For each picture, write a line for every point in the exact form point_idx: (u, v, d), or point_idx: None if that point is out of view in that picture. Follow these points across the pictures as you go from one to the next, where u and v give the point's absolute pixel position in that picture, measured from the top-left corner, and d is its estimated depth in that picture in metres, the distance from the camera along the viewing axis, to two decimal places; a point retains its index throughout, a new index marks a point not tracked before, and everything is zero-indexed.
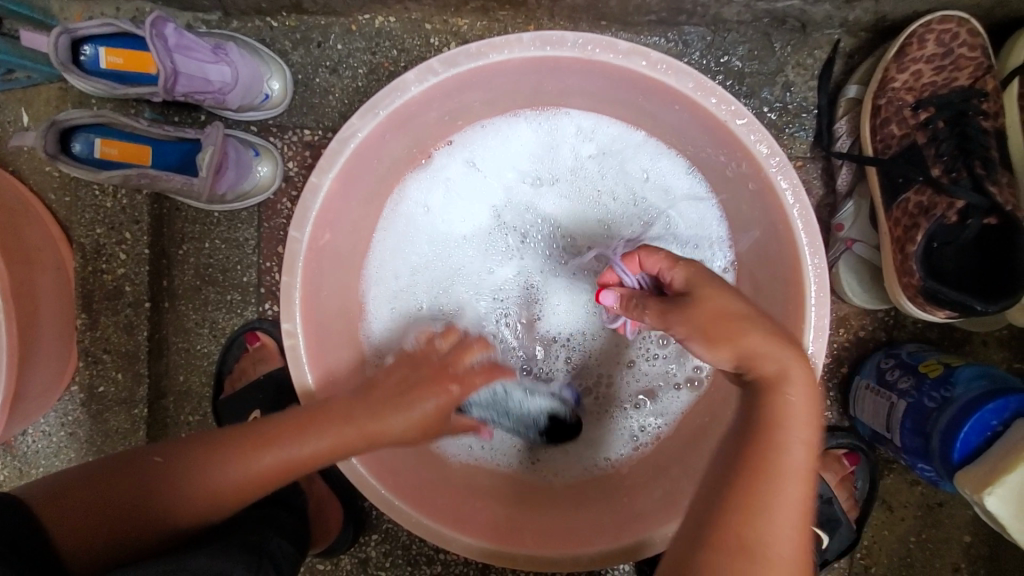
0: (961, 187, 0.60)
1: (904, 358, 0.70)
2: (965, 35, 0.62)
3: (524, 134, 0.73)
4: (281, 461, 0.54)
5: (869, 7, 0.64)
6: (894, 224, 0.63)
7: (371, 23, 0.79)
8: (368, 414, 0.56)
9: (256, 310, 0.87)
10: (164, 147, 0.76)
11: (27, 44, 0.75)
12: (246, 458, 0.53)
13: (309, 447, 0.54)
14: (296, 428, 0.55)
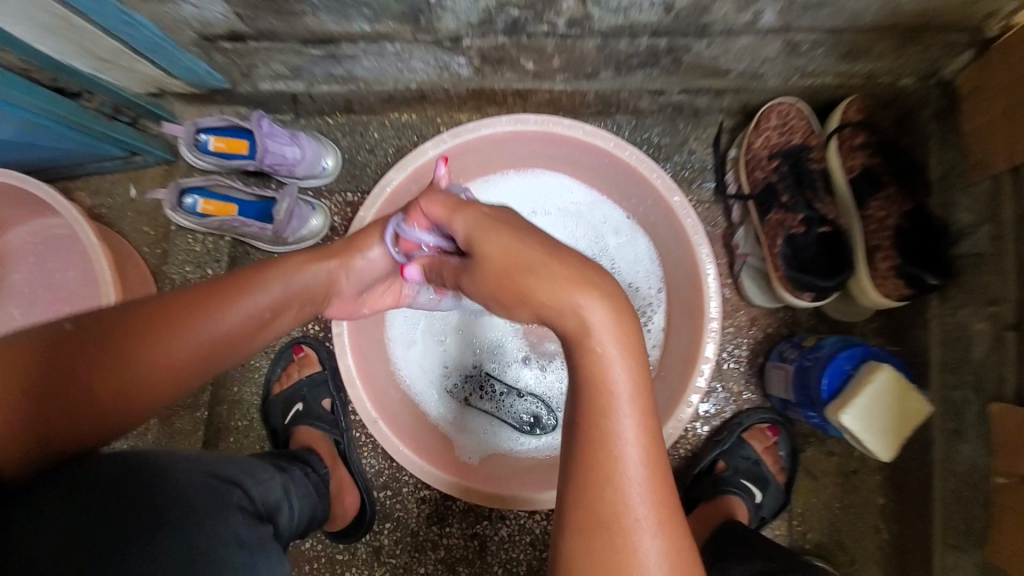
0: (799, 206, 0.91)
1: (795, 341, 0.95)
2: (795, 112, 0.94)
3: (514, 184, 1.03)
4: (233, 310, 0.61)
5: (733, 98, 0.98)
6: (768, 235, 0.91)
7: (399, 118, 1.12)
8: (291, 271, 0.66)
9: (301, 329, 1.09)
10: (248, 204, 1.04)
11: (169, 131, 1.02)
12: (197, 310, 0.59)
13: (259, 297, 0.63)
14: (231, 286, 0.62)
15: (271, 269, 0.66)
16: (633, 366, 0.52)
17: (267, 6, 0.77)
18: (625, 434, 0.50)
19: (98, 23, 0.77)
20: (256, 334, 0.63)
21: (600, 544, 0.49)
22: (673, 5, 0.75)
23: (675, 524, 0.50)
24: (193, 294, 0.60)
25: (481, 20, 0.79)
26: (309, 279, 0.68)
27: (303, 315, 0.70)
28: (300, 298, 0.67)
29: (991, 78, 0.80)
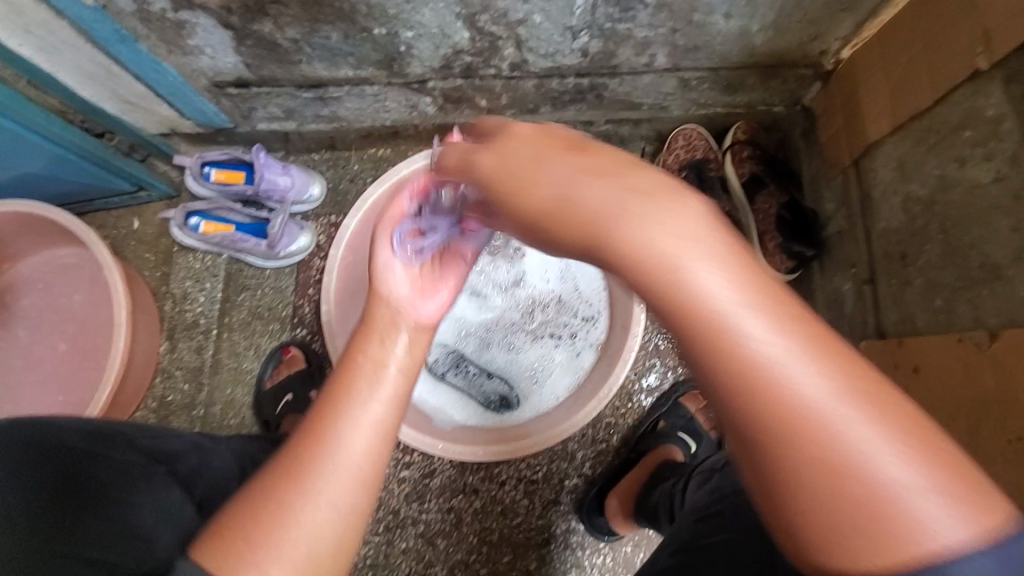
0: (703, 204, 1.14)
1: None
2: (694, 134, 1.19)
3: None
4: (348, 389, 0.57)
5: (649, 126, 1.22)
6: None
7: (376, 153, 1.32)
8: (365, 337, 0.64)
9: (290, 334, 1.25)
10: (244, 225, 1.21)
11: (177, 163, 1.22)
12: (322, 411, 0.56)
13: (389, 380, 0.59)
14: (334, 384, 0.59)
15: (351, 348, 0.63)
16: (737, 270, 0.42)
17: (271, 56, 0.97)
18: (789, 376, 0.40)
19: (132, 70, 0.96)
20: (378, 385, 0.58)
21: (840, 494, 0.39)
22: (588, 50, 0.98)
23: (911, 428, 0.40)
24: (323, 399, 0.57)
25: (442, 65, 1.01)
26: (390, 329, 0.66)
27: (416, 353, 0.65)
28: (383, 338, 0.64)
29: (832, 99, 1.06)
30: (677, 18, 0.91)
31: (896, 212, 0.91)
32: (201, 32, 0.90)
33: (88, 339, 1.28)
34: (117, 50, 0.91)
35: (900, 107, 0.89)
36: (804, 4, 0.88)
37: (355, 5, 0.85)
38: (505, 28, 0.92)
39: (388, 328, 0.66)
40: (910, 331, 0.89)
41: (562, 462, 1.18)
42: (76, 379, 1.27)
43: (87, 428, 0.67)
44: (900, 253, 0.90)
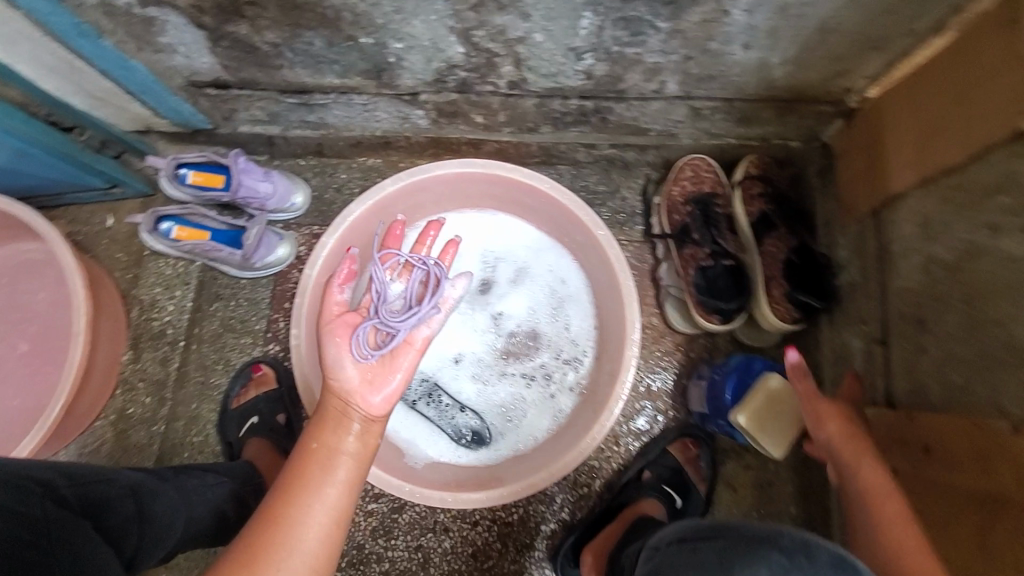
0: (705, 241, 1.07)
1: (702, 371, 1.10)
2: (701, 165, 1.11)
3: (468, 218, 1.16)
4: (307, 475, 0.65)
5: (655, 153, 1.15)
6: (684, 264, 1.07)
7: (366, 162, 1.25)
8: (321, 424, 0.70)
9: (263, 350, 1.19)
10: (221, 233, 1.13)
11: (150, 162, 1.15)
12: (281, 497, 0.63)
13: (342, 469, 0.67)
14: (293, 470, 0.65)
15: (307, 434, 0.70)
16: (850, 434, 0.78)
17: (250, 59, 0.90)
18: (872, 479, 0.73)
19: (95, 64, 0.88)
20: (333, 475, 0.66)
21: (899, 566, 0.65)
22: (593, 73, 0.91)
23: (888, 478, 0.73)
24: (282, 485, 0.64)
25: (435, 78, 0.94)
26: (343, 418, 0.71)
27: (367, 441, 0.71)
28: (341, 427, 0.70)
29: (853, 141, 0.98)
30: (691, 45, 0.83)
31: (916, 272, 0.84)
32: (173, 30, 0.83)
33: (49, 340, 1.22)
34: (78, 44, 0.83)
35: (927, 160, 0.81)
36: (831, 38, 0.80)
37: (339, 11, 0.77)
38: (504, 45, 0.84)
39: (345, 419, 0.71)
40: (922, 404, 0.82)
41: (540, 505, 1.11)
42: (35, 382, 1.20)
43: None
44: (917, 318, 0.83)
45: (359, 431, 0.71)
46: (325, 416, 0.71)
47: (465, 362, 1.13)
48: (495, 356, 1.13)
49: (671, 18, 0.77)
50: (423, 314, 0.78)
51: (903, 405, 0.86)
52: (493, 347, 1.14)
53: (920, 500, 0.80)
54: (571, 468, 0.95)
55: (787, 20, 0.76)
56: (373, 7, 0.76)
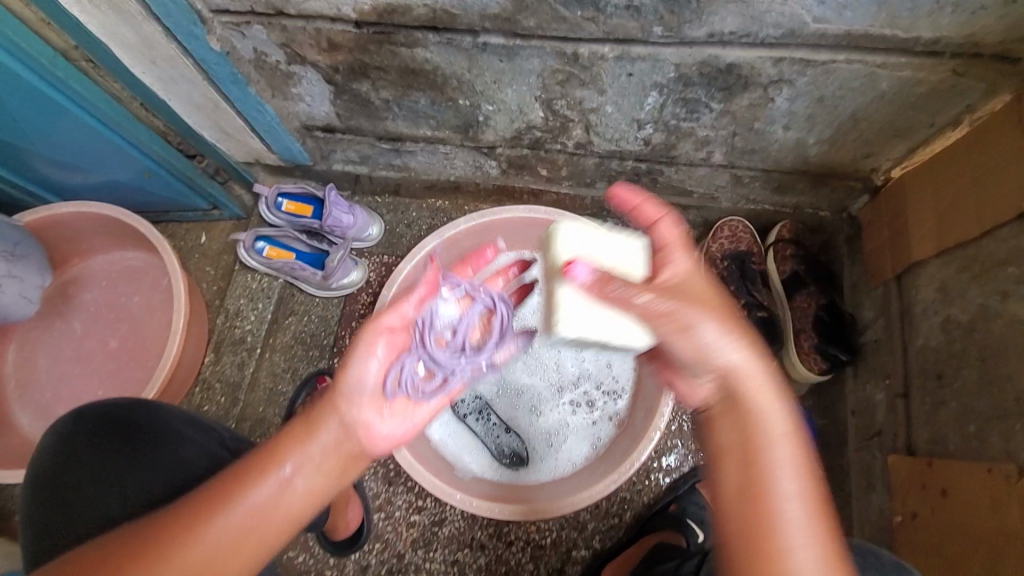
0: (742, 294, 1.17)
1: None
2: (740, 225, 1.23)
3: None
4: (255, 491, 0.65)
5: (697, 213, 1.28)
6: None
7: (435, 204, 1.40)
8: (300, 444, 0.68)
9: (327, 363, 1.31)
10: (305, 255, 1.30)
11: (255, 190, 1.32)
12: (225, 496, 0.65)
13: (287, 490, 0.67)
14: (248, 472, 0.66)
15: (285, 438, 0.69)
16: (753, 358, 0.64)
17: (362, 111, 1.07)
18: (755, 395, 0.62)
19: (236, 106, 1.06)
20: (280, 503, 0.66)
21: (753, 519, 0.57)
22: (651, 140, 1.05)
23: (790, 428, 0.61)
24: (225, 479, 0.66)
25: (513, 136, 1.10)
26: (318, 447, 0.69)
27: (333, 476, 0.70)
28: (313, 459, 0.68)
29: (879, 213, 1.10)
30: (739, 123, 0.97)
31: (935, 331, 0.93)
32: (306, 83, 1.00)
33: (137, 339, 1.36)
34: (229, 89, 1.01)
35: (945, 234, 0.93)
36: (861, 124, 0.94)
37: (447, 78, 0.94)
38: (578, 113, 1.00)
39: (326, 448, 0.69)
40: (941, 452, 0.89)
41: (572, 531, 1.17)
42: (119, 376, 1.33)
43: (189, 416, 0.86)
44: (936, 373, 0.92)
45: (326, 463, 0.69)
46: (304, 430, 0.69)
47: (512, 383, 1.22)
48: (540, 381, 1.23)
49: (723, 101, 0.92)
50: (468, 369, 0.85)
51: (923, 453, 0.93)
52: (538, 373, 1.23)
53: (937, 544, 0.85)
54: (609, 491, 1.04)
55: (823, 108, 0.91)
56: (476, 76, 0.92)
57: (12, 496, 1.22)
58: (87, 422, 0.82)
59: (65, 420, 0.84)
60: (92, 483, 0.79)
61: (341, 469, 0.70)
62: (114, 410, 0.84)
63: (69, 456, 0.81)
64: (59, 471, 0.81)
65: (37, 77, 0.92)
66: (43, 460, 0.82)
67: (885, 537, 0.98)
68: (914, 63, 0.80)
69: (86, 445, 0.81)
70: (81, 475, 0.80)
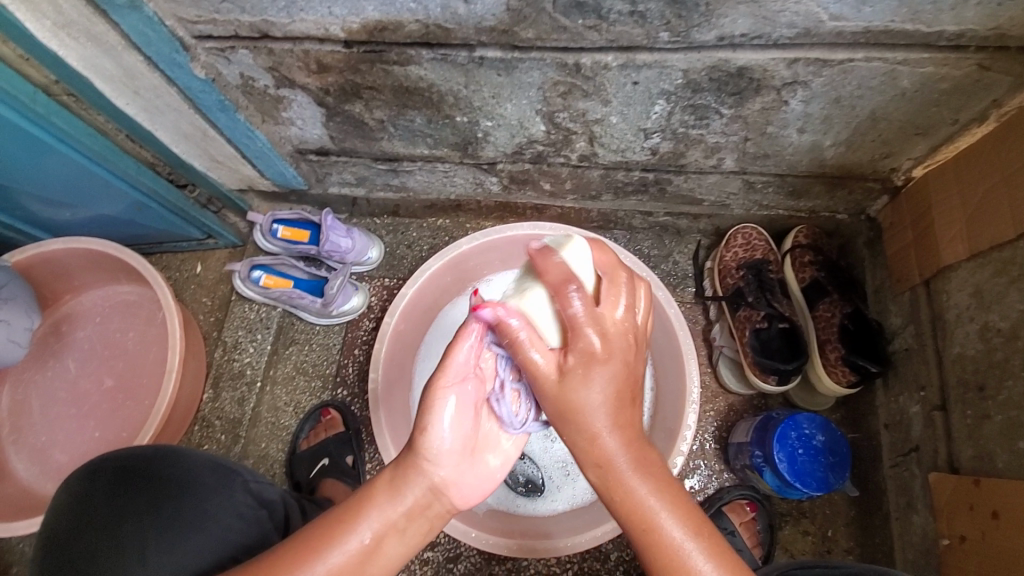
0: (762, 304, 1.12)
1: (752, 426, 1.07)
2: (753, 233, 1.19)
3: None
4: (331, 554, 0.59)
5: (708, 222, 1.23)
6: (740, 325, 1.13)
7: (436, 223, 1.36)
8: (382, 498, 0.63)
9: (332, 394, 1.26)
10: (303, 282, 1.26)
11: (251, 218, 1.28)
12: (301, 556, 0.58)
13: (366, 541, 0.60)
14: (323, 535, 0.60)
15: (372, 493, 0.63)
16: (620, 421, 0.61)
17: (356, 133, 1.03)
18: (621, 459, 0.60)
19: (225, 133, 1.03)
20: (361, 573, 0.59)
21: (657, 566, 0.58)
22: (658, 150, 1.00)
23: (666, 482, 0.60)
24: (316, 526, 0.61)
25: (514, 151, 1.05)
26: (406, 494, 0.63)
27: (415, 543, 0.64)
28: (397, 523, 0.62)
29: (901, 215, 1.05)
30: (752, 128, 0.92)
31: (973, 339, 0.88)
32: (296, 107, 0.96)
33: (134, 376, 1.31)
34: (217, 117, 0.98)
35: (976, 236, 0.88)
36: (881, 124, 0.90)
37: (443, 95, 0.90)
38: (582, 125, 0.95)
39: (411, 512, 0.63)
40: (988, 470, 0.83)
41: (595, 562, 1.12)
42: (116, 415, 1.28)
43: (209, 462, 0.81)
44: (977, 385, 0.87)
45: (419, 528, 0.64)
46: (392, 475, 0.64)
47: None
48: None
49: (734, 106, 0.87)
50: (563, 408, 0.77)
51: (968, 470, 0.87)
52: None
53: (988, 568, 0.80)
54: None
55: (840, 109, 0.86)
56: (474, 92, 0.88)
57: (11, 548, 1.17)
58: (103, 477, 0.77)
59: (74, 480, 0.78)
60: (106, 546, 0.72)
61: (425, 533, 0.65)
62: (133, 461, 0.78)
63: (82, 518, 0.74)
64: (68, 538, 0.73)
65: (18, 116, 0.88)
66: (53, 523, 0.75)
67: (931, 560, 0.92)
68: (937, 58, 0.76)
69: (100, 504, 0.75)
70: (94, 538, 0.73)
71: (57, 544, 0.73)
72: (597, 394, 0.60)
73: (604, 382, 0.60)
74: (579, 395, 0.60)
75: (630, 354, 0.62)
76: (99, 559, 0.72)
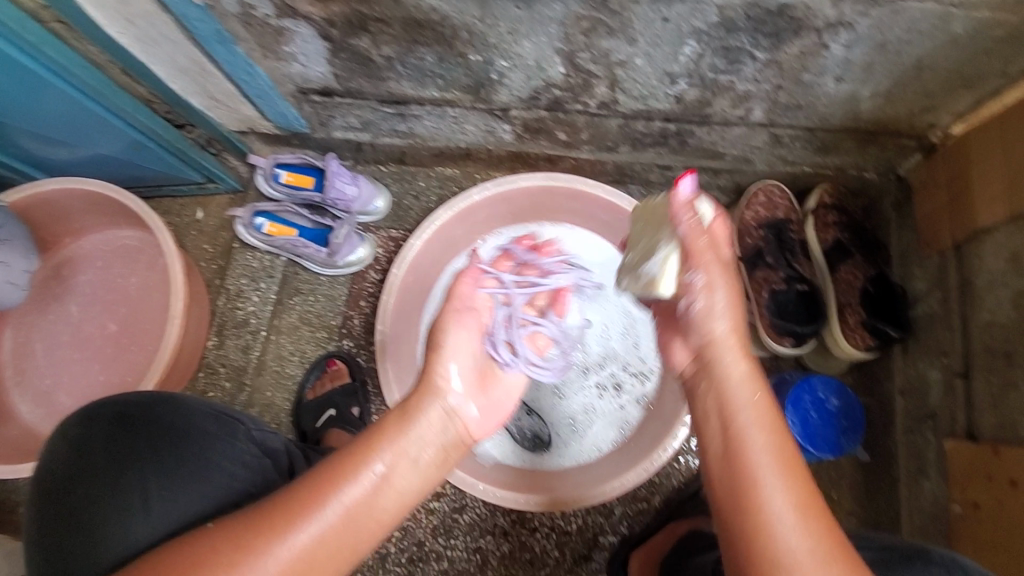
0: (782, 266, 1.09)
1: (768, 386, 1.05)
2: (776, 191, 1.13)
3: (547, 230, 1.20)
4: (347, 488, 0.59)
5: (729, 178, 1.18)
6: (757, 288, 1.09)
7: (444, 172, 1.31)
8: (397, 433, 0.64)
9: (337, 345, 1.25)
10: (307, 230, 1.22)
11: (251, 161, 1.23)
12: (313, 493, 0.58)
13: (375, 475, 0.60)
14: (340, 467, 0.60)
15: (382, 428, 0.64)
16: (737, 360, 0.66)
17: (362, 71, 0.97)
18: (731, 384, 0.65)
19: (225, 69, 0.97)
20: (376, 505, 0.60)
21: (760, 536, 0.55)
22: (684, 97, 0.94)
23: (783, 447, 0.60)
24: (328, 460, 0.61)
25: (530, 95, 0.99)
26: (418, 429, 0.65)
27: (428, 477, 0.65)
28: (408, 455, 0.63)
29: (935, 174, 1.00)
30: (786, 75, 0.86)
31: (1005, 306, 0.85)
32: (299, 41, 0.90)
33: (136, 322, 1.29)
34: (215, 50, 0.91)
35: (1017, 197, 0.83)
36: (926, 74, 0.83)
37: (457, 30, 0.83)
38: (604, 68, 0.89)
39: (425, 440, 0.65)
40: (1009, 438, 0.82)
41: (599, 516, 1.13)
42: (120, 361, 1.27)
43: (211, 410, 0.79)
44: (1005, 352, 0.84)
45: (434, 464, 0.65)
46: (404, 409, 0.66)
47: None
48: None
49: (770, 49, 0.81)
50: (553, 358, 0.86)
51: (987, 438, 0.86)
52: None
53: (1003, 535, 0.79)
54: (634, 485, 0.97)
55: (885, 55, 0.80)
56: (489, 27, 0.82)
57: (21, 486, 1.19)
58: (102, 423, 0.75)
59: (74, 424, 0.76)
60: (105, 492, 0.71)
61: (438, 466, 0.66)
62: (130, 409, 0.76)
63: (80, 463, 0.73)
64: (67, 484, 0.72)
65: (5, 43, 0.82)
66: (51, 472, 0.74)
67: (940, 525, 0.92)
68: (996, 2, 0.69)
69: (98, 449, 0.73)
70: (93, 483, 0.71)
71: (57, 491, 0.72)
72: (713, 319, 0.67)
73: (723, 307, 0.67)
74: (721, 367, 0.66)
75: (730, 278, 0.69)
76: (97, 502, 0.70)
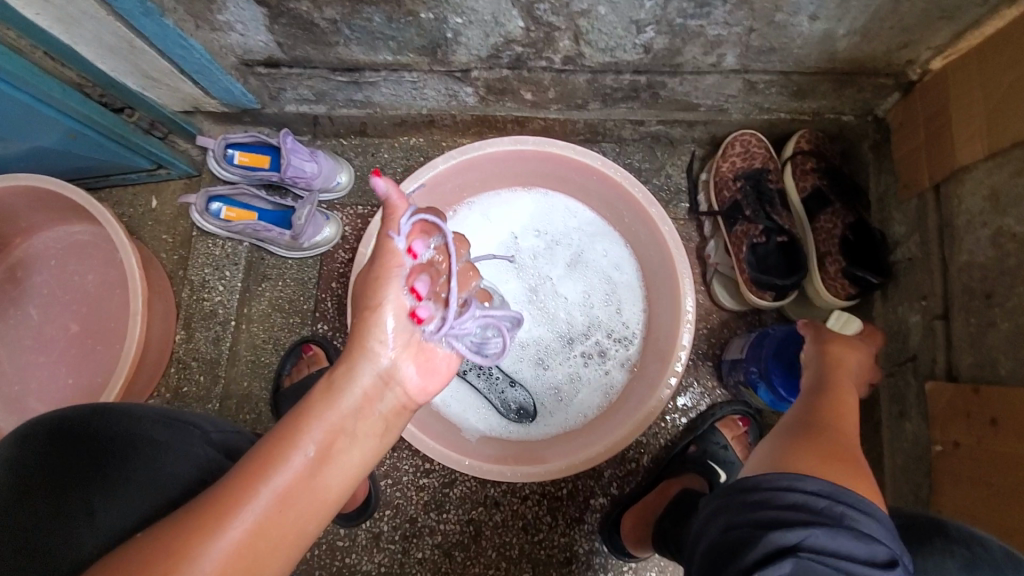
0: (761, 218, 1.06)
1: (750, 340, 1.05)
2: (753, 140, 1.10)
3: (520, 197, 1.16)
4: (281, 473, 0.55)
5: (703, 130, 1.13)
6: (737, 241, 1.07)
7: (408, 142, 1.25)
8: (327, 408, 0.60)
9: (311, 329, 1.21)
10: (268, 212, 1.16)
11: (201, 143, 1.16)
12: (244, 484, 0.54)
13: (310, 452, 0.57)
14: (267, 452, 0.56)
15: (308, 406, 0.59)
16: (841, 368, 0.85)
17: (306, 37, 0.90)
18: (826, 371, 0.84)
19: (156, 44, 0.89)
20: (313, 487, 0.56)
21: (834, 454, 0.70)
22: (652, 46, 0.89)
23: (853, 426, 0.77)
24: (255, 450, 0.57)
25: (490, 54, 0.93)
26: (351, 398, 0.61)
27: (373, 444, 0.62)
28: (344, 427, 0.60)
29: (913, 113, 0.97)
30: (757, 16, 0.81)
31: (983, 245, 0.83)
32: (232, 7, 0.82)
33: (99, 320, 1.23)
34: (140, 23, 0.83)
35: (997, 134, 0.80)
36: (902, 8, 0.79)
37: None
38: (565, 19, 0.83)
39: (360, 409, 0.61)
40: (988, 377, 0.82)
41: (589, 480, 1.13)
42: (87, 361, 1.22)
43: (159, 416, 0.73)
44: (984, 292, 0.83)
45: (376, 431, 0.62)
46: (330, 381, 0.62)
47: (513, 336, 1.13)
48: (541, 334, 1.14)
49: None
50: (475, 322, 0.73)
51: (966, 378, 0.86)
52: (540, 325, 1.14)
53: (982, 472, 0.80)
54: (620, 447, 0.96)
55: None
56: None
57: None
58: (35, 442, 0.68)
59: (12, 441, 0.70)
60: (46, 516, 0.64)
61: (384, 432, 0.63)
62: (68, 422, 0.70)
63: (14, 488, 0.66)
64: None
65: None
66: None
67: (922, 465, 0.93)
68: None
69: (34, 470, 0.67)
70: (31, 508, 0.65)
71: None
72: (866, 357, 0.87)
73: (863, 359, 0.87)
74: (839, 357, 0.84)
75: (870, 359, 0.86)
76: (38, 529, 0.64)
